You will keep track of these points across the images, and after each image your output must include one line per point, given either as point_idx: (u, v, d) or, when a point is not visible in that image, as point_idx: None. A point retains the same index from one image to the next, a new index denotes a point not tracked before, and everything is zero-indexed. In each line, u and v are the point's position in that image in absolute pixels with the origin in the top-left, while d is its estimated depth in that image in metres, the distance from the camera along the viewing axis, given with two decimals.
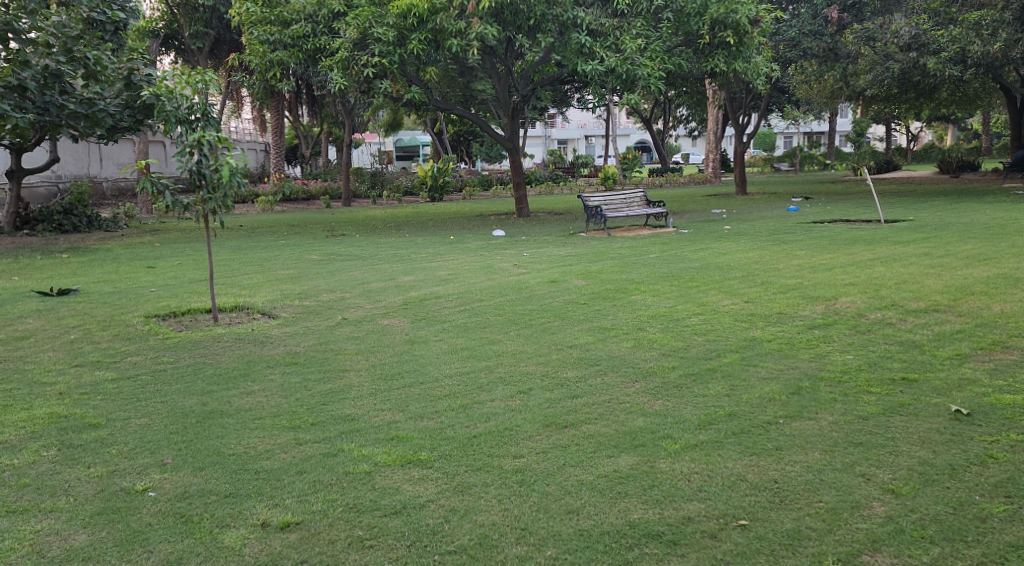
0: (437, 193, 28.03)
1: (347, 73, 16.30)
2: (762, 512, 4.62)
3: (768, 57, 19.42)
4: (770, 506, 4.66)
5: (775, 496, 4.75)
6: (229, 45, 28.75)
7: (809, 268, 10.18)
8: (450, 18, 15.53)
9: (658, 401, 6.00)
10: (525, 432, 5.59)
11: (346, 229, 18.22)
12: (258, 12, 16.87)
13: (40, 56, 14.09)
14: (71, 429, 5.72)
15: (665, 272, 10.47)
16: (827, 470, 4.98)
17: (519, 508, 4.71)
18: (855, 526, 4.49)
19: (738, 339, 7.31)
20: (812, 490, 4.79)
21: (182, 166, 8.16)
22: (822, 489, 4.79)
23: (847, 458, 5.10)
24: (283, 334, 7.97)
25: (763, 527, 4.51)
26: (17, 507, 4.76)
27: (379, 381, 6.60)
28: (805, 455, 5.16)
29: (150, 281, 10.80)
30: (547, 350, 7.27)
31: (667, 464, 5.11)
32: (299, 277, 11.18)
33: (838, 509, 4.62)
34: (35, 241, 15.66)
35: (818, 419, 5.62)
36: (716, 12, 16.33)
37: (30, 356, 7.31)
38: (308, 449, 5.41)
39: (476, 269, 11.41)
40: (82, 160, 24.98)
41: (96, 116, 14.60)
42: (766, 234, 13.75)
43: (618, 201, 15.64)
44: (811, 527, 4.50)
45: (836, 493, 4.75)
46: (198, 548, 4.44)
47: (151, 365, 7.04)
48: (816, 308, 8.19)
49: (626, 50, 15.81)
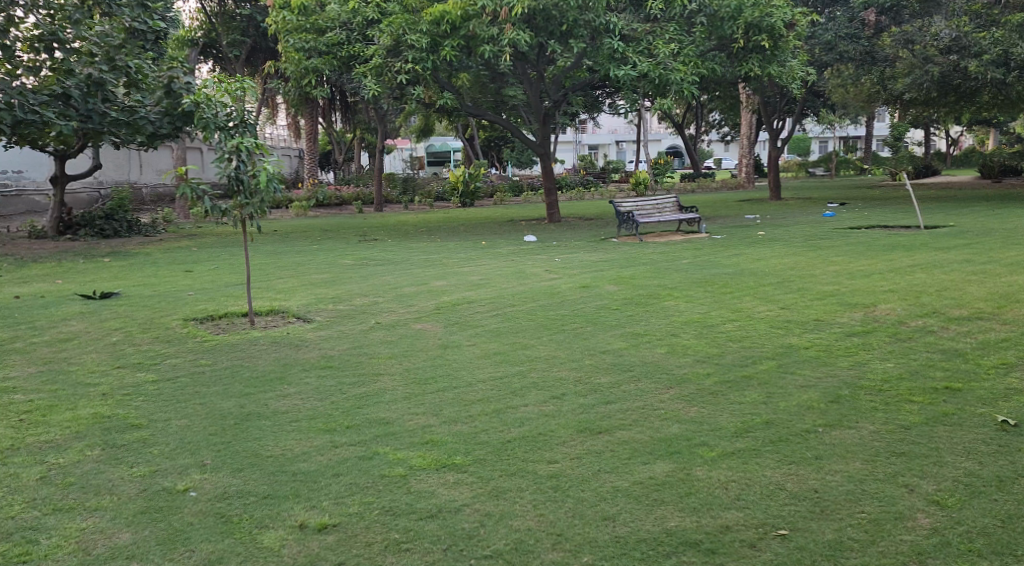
0: (468, 199, 28.25)
1: (380, 79, 16.52)
2: (803, 522, 4.59)
3: (805, 61, 19.22)
4: (810, 517, 4.63)
5: (816, 506, 4.71)
6: (265, 53, 29.23)
7: (847, 275, 10.10)
8: (481, 26, 15.68)
9: (693, 408, 5.99)
10: (558, 438, 5.60)
11: (378, 233, 18.47)
12: (293, 20, 16.93)
13: (82, 65, 14.42)
14: (114, 429, 5.80)
15: (698, 278, 10.44)
16: (869, 481, 4.93)
17: (555, 515, 4.71)
18: (898, 537, 4.44)
19: (774, 346, 7.28)
20: (852, 501, 4.75)
21: (221, 172, 8.24)
22: (864, 500, 4.75)
23: (890, 470, 5.04)
24: (317, 338, 8.04)
25: (804, 537, 4.47)
26: (63, 505, 4.83)
27: (412, 385, 6.63)
28: (846, 465, 5.12)
29: (188, 285, 10.99)
30: (580, 355, 7.27)
31: (704, 471, 5.09)
32: (333, 281, 11.34)
33: (881, 520, 4.57)
34: (77, 245, 16.02)
35: (859, 428, 5.57)
36: (751, 16, 16.27)
37: (74, 357, 7.43)
38: (343, 452, 5.46)
39: (509, 274, 11.47)
40: (122, 166, 25.39)
41: (136, 123, 14.79)
42: (802, 240, 13.69)
43: (649, 206, 15.61)
44: (854, 538, 4.45)
45: (878, 504, 4.71)
46: (239, 548, 4.47)
47: (190, 367, 7.13)
48: (854, 315, 8.13)
49: (658, 56, 15.79)
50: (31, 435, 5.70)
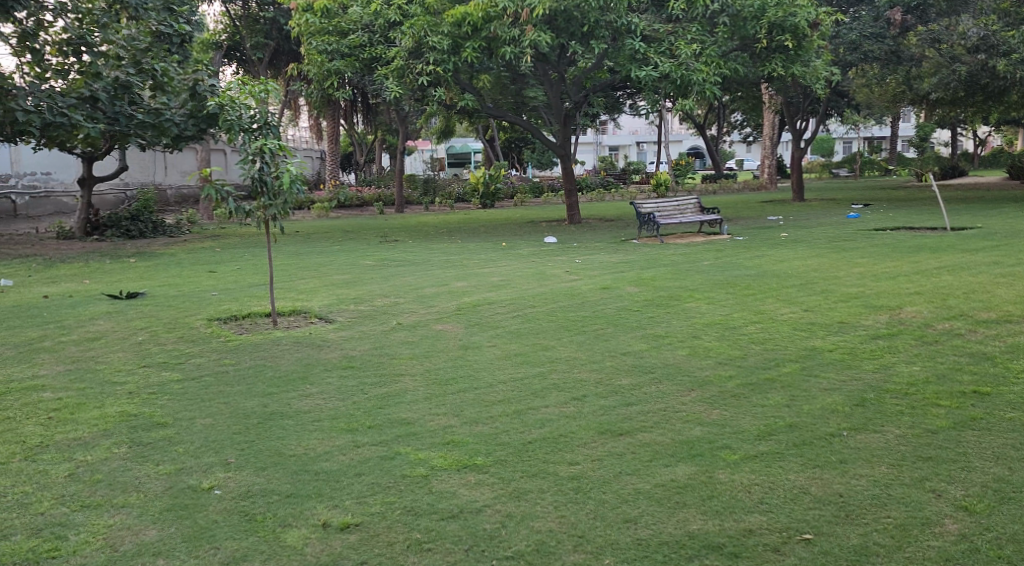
0: (488, 200, 28.28)
1: (402, 81, 16.58)
2: (828, 527, 4.57)
3: (829, 60, 19.11)
4: (835, 521, 4.61)
5: (841, 511, 4.70)
6: (289, 55, 29.35)
7: (872, 276, 10.06)
8: (503, 26, 15.70)
9: (715, 410, 5.98)
10: (579, 439, 5.61)
11: (400, 234, 18.54)
12: (316, 22, 17.17)
13: (109, 68, 14.61)
14: (140, 428, 5.86)
15: (720, 280, 10.41)
16: (894, 486, 4.91)
17: (576, 516, 4.73)
18: (925, 543, 4.42)
19: (798, 349, 7.25)
20: (878, 505, 4.73)
21: (245, 173, 8.35)
22: (890, 505, 4.73)
23: (916, 474, 5.02)
24: (339, 338, 8.08)
25: (829, 542, 4.46)
26: (91, 501, 4.89)
27: (434, 386, 6.66)
28: (872, 469, 5.10)
29: (213, 284, 11.09)
30: (601, 357, 7.28)
31: (727, 474, 5.09)
32: (354, 282, 11.39)
33: (908, 526, 4.55)
34: (103, 245, 16.23)
35: (884, 432, 5.55)
36: (775, 15, 16.28)
37: (101, 356, 7.51)
38: (365, 452, 5.49)
39: (530, 276, 11.49)
40: (148, 168, 25.65)
41: (162, 126, 15.16)
42: (825, 241, 13.65)
43: (670, 208, 15.56)
44: (879, 544, 4.43)
45: (905, 509, 4.68)
46: (263, 546, 4.51)
47: (214, 367, 7.19)
48: (880, 318, 8.09)
49: (680, 56, 15.74)
50: (60, 433, 5.77)
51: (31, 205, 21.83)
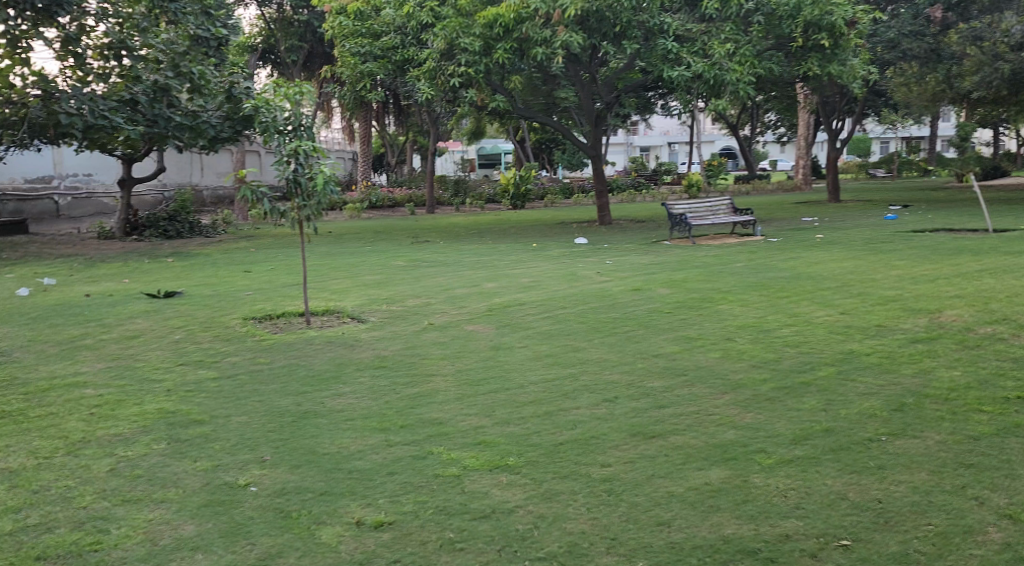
0: (519, 201, 28.25)
1: (434, 83, 16.67)
2: (866, 533, 4.53)
3: (867, 59, 18.91)
4: (873, 528, 4.57)
5: (879, 517, 4.66)
6: (322, 58, 29.68)
7: (910, 279, 9.95)
8: (534, 27, 15.67)
9: (749, 414, 5.95)
10: (611, 441, 5.62)
11: (430, 236, 18.44)
12: (349, 25, 17.68)
13: (149, 72, 14.95)
14: (178, 424, 5.95)
15: (754, 282, 10.36)
16: (934, 492, 4.86)
17: (608, 518, 4.73)
18: (967, 551, 4.36)
19: (834, 352, 7.20)
20: (918, 512, 4.68)
21: (279, 174, 8.47)
22: (930, 512, 4.68)
23: (958, 481, 4.96)
24: (371, 339, 8.13)
25: (867, 548, 4.42)
26: (131, 496, 4.97)
27: (465, 387, 6.68)
28: (911, 475, 5.05)
29: (247, 284, 11.20)
30: (632, 358, 7.28)
31: (761, 479, 5.06)
32: (386, 283, 11.44)
33: (949, 533, 4.49)
34: (141, 245, 16.43)
35: (924, 438, 5.50)
36: (810, 14, 16.10)
37: (140, 354, 7.62)
38: (398, 451, 5.53)
39: (560, 276, 11.49)
40: (184, 169, 25.89)
41: (199, 128, 15.36)
42: (862, 243, 13.53)
43: (703, 209, 15.43)
44: (920, 551, 4.38)
45: (945, 517, 4.63)
46: (298, 543, 4.55)
47: (249, 366, 7.26)
48: (919, 322, 8.00)
49: (714, 56, 15.64)
50: (101, 429, 5.87)
51: (71, 206, 22.36)
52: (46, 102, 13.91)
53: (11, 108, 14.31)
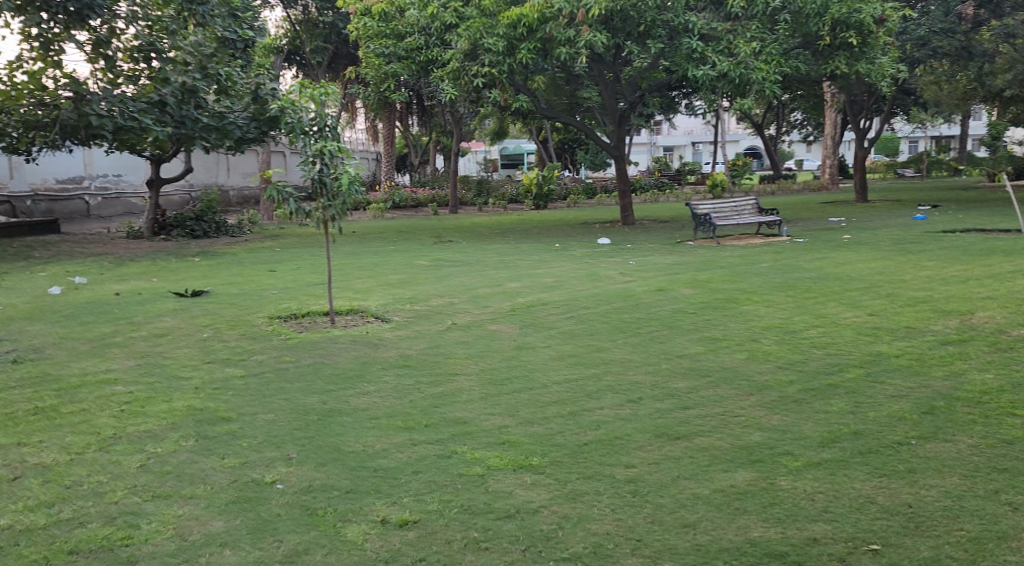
0: (541, 201, 28.22)
1: (457, 83, 16.71)
2: (896, 538, 4.50)
3: (896, 57, 18.75)
4: (904, 533, 4.53)
5: (909, 522, 4.62)
6: (347, 60, 29.82)
7: (940, 280, 9.86)
8: (558, 27, 15.67)
9: (775, 416, 5.92)
10: (635, 442, 5.61)
11: (453, 236, 18.51)
12: (374, 27, 17.88)
13: (177, 73, 14.69)
14: (206, 422, 6.00)
15: (780, 282, 10.30)
16: (966, 497, 4.81)
17: (633, 519, 4.72)
18: (1001, 558, 4.31)
19: (862, 354, 7.14)
20: (950, 517, 4.64)
21: (305, 174, 8.53)
22: (963, 517, 4.64)
23: (990, 486, 4.92)
24: (395, 338, 8.16)
25: (898, 553, 4.38)
26: (161, 492, 5.02)
27: (488, 386, 6.69)
28: (942, 480, 5.00)
29: (273, 284, 11.27)
30: (656, 359, 7.26)
31: (788, 481, 5.04)
32: (409, 282, 11.47)
33: (982, 539, 4.45)
34: (169, 244, 16.55)
35: (955, 441, 5.44)
36: (838, 12, 15.97)
37: (168, 352, 7.69)
38: (422, 450, 5.55)
39: (583, 276, 11.48)
40: (211, 169, 26.07)
41: (226, 129, 15.31)
42: (891, 243, 13.43)
43: (728, 209, 15.34)
44: (951, 556, 4.34)
45: (978, 522, 4.59)
46: (324, 540, 4.57)
47: (274, 364, 7.30)
48: (949, 323, 7.92)
49: (739, 55, 15.52)
50: (131, 425, 5.93)
51: (101, 205, 22.78)
52: (79, 103, 13.97)
53: (42, 111, 14.42)
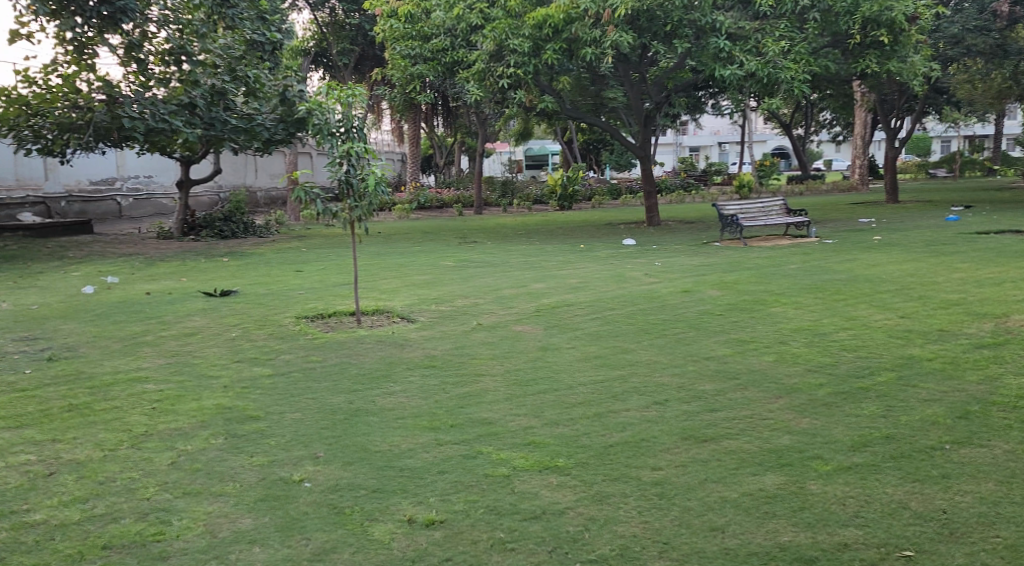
0: (566, 202, 28.16)
1: (483, 84, 16.76)
2: (930, 544, 4.44)
3: (928, 55, 18.54)
4: (938, 539, 4.47)
5: (943, 528, 4.56)
6: (373, 61, 29.99)
7: (974, 283, 9.73)
8: (584, 28, 15.66)
9: (805, 419, 5.87)
10: (662, 444, 5.57)
11: (477, 236, 18.57)
12: (400, 28, 17.81)
13: (207, 75, 15.06)
14: (235, 420, 6.03)
15: (809, 284, 10.21)
16: (1002, 503, 4.75)
17: (660, 522, 4.69)
18: None
19: (894, 357, 7.07)
20: (986, 524, 4.58)
21: (332, 175, 8.59)
22: (999, 524, 4.57)
23: None
24: (420, 338, 8.17)
25: (931, 560, 4.33)
26: (191, 489, 5.05)
27: (514, 387, 6.68)
28: (977, 485, 4.94)
29: (300, 284, 11.32)
30: (683, 360, 7.22)
31: (818, 486, 4.99)
32: (435, 283, 11.49)
33: (1018, 547, 4.39)
34: (198, 244, 16.68)
35: (990, 447, 5.37)
36: (869, 10, 15.85)
37: (198, 350, 7.75)
38: (448, 450, 5.55)
39: (608, 278, 11.45)
40: (239, 170, 26.26)
41: (254, 130, 15.57)
42: (922, 245, 13.28)
43: (755, 210, 15.25)
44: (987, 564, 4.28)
45: (1015, 529, 4.52)
46: (351, 539, 4.58)
47: (301, 364, 7.33)
48: (983, 326, 7.82)
49: (767, 54, 15.47)
50: (161, 423, 5.97)
51: (133, 206, 22.89)
52: (111, 106, 14.33)
53: (76, 113, 14.55)
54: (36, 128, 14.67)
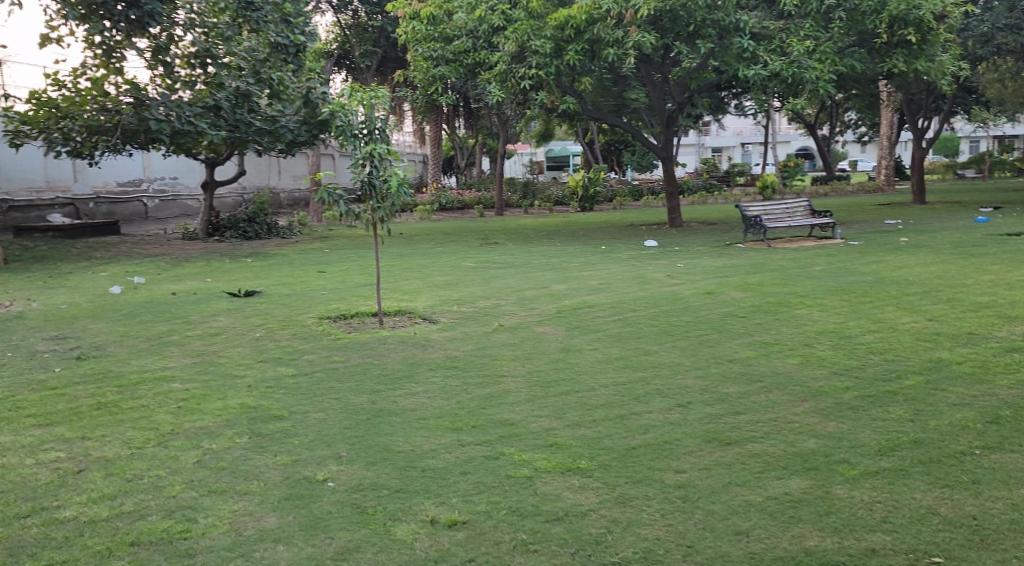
0: (587, 204, 28.10)
1: (505, 85, 16.74)
2: (960, 551, 4.39)
3: (957, 54, 18.31)
4: (968, 546, 4.42)
5: (974, 535, 4.50)
6: (395, 63, 30.03)
7: (1002, 285, 9.62)
8: (607, 28, 15.62)
9: (831, 423, 5.82)
10: (686, 446, 5.54)
11: (499, 237, 18.57)
12: (422, 30, 17.64)
13: (231, 77, 15.17)
14: (259, 419, 6.05)
15: (833, 286, 10.12)
16: None
17: (684, 525, 4.66)
18: None
19: (922, 361, 6.99)
20: (1017, 531, 4.52)
21: (355, 177, 8.61)
22: None
23: None
24: (442, 339, 8.17)
25: None
26: (216, 487, 5.07)
27: (536, 388, 6.66)
28: (1008, 492, 4.87)
29: (323, 285, 11.35)
30: (706, 363, 7.18)
31: (844, 490, 4.94)
32: (457, 283, 11.48)
33: None
34: (222, 245, 16.78)
35: (1021, 452, 5.30)
36: (896, 9, 15.68)
37: (222, 350, 7.79)
38: (470, 451, 5.54)
39: (630, 279, 11.41)
40: (263, 172, 26.40)
41: (278, 132, 15.73)
42: (949, 246, 13.15)
43: (778, 211, 15.16)
44: None
45: None
46: (374, 538, 4.58)
47: (324, 364, 7.35)
48: (1013, 330, 7.72)
49: (792, 53, 15.41)
50: (187, 422, 6.00)
51: (158, 207, 23.18)
52: (139, 109, 14.52)
53: (105, 116, 14.62)
54: (65, 130, 14.79)
